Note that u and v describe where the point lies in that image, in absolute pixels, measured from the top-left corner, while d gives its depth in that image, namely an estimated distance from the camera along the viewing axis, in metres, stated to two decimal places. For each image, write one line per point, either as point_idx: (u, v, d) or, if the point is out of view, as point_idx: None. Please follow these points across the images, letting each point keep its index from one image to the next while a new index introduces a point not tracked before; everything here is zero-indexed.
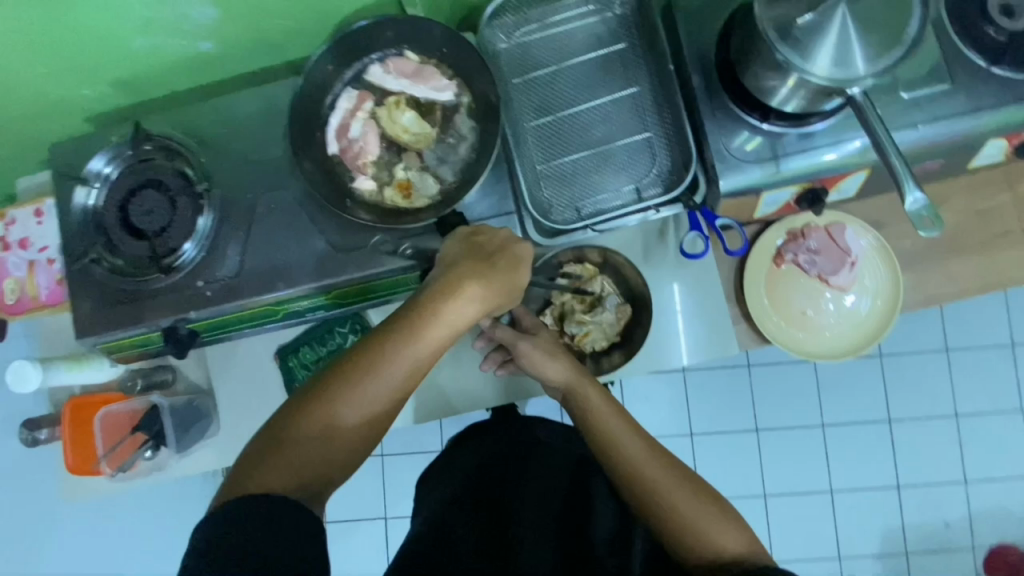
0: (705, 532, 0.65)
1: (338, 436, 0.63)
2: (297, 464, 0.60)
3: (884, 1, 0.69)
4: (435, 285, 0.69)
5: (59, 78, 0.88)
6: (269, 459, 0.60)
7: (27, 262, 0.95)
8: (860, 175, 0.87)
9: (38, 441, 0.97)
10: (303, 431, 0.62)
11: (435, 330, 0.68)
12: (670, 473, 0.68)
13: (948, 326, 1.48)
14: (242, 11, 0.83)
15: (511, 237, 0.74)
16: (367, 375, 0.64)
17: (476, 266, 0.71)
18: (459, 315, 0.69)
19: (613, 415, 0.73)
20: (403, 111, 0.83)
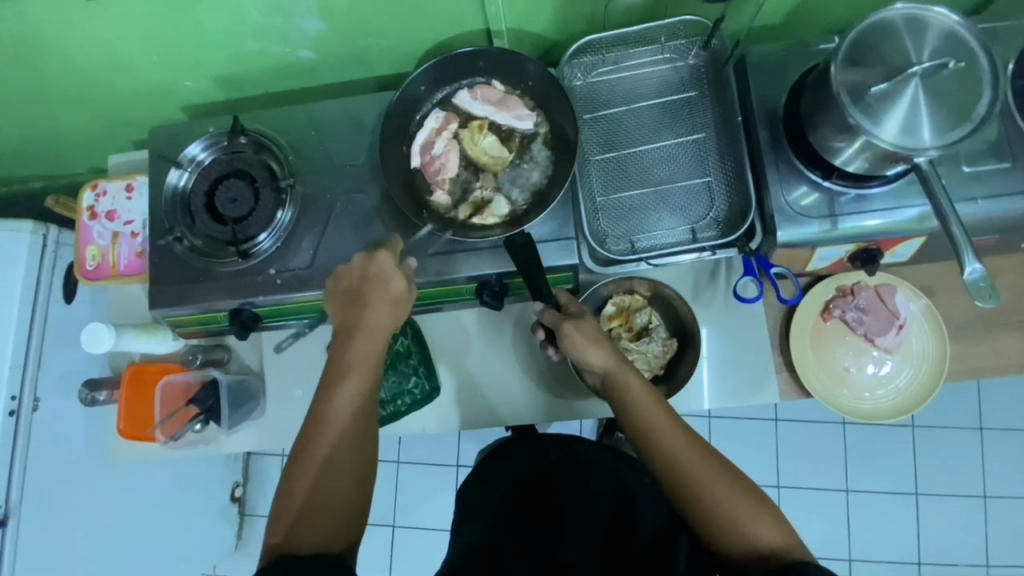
0: (741, 522, 0.64)
1: (322, 479, 0.69)
2: (309, 519, 0.66)
3: (955, 83, 0.73)
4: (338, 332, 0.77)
5: (169, 69, 0.96)
6: (288, 527, 0.66)
7: (111, 232, 1.02)
8: (916, 241, 0.89)
9: (96, 401, 1.07)
10: (299, 489, 0.68)
11: (360, 351, 0.75)
12: (706, 462, 0.68)
13: (984, 405, 1.45)
14: (345, 28, 0.90)
15: (358, 261, 0.80)
16: (324, 419, 0.72)
17: (352, 302, 0.78)
18: (370, 331, 0.76)
19: (650, 403, 0.72)
20: (484, 135, 0.89)
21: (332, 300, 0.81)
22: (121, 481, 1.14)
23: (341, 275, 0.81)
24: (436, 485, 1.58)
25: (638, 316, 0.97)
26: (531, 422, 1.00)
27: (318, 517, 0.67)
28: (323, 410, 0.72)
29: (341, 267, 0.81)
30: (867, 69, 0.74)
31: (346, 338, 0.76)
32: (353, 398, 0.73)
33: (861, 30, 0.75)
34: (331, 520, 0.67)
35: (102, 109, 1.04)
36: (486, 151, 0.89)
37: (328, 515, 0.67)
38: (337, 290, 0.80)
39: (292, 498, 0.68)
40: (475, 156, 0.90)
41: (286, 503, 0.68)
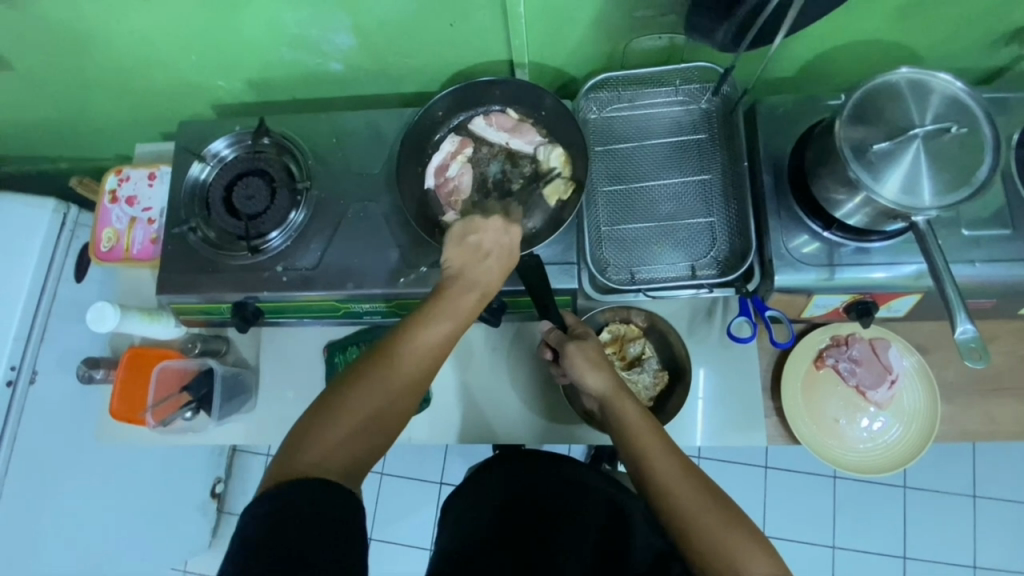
0: (734, 558, 0.60)
1: (376, 401, 0.64)
2: (351, 435, 0.63)
3: (957, 146, 0.75)
4: (450, 274, 0.74)
5: (203, 68, 1.00)
6: (325, 437, 0.62)
7: (129, 217, 1.05)
8: (911, 298, 0.90)
9: (91, 379, 1.07)
10: (348, 405, 0.64)
11: (462, 301, 0.72)
12: (699, 492, 0.65)
13: (978, 472, 1.43)
14: (376, 45, 0.94)
15: (500, 228, 0.76)
16: (403, 344, 0.67)
17: (472, 253, 0.74)
18: (478, 287, 0.73)
19: (645, 430, 0.70)
20: (554, 147, 0.92)
21: (449, 241, 0.76)
22: (105, 464, 1.15)
23: (471, 223, 0.76)
24: (418, 502, 1.56)
25: (632, 345, 0.98)
26: (522, 441, 1.00)
27: (355, 440, 0.63)
28: (409, 340, 0.67)
29: (475, 219, 0.76)
30: (869, 126, 0.77)
31: (454, 285, 0.73)
32: (440, 339, 0.69)
33: (867, 89, 0.78)
34: (367, 448, 0.64)
35: (134, 99, 1.08)
36: (552, 180, 0.91)
37: (366, 436, 0.64)
38: (461, 236, 0.76)
39: (342, 410, 0.63)
40: (542, 170, 0.92)
41: (328, 410, 0.63)
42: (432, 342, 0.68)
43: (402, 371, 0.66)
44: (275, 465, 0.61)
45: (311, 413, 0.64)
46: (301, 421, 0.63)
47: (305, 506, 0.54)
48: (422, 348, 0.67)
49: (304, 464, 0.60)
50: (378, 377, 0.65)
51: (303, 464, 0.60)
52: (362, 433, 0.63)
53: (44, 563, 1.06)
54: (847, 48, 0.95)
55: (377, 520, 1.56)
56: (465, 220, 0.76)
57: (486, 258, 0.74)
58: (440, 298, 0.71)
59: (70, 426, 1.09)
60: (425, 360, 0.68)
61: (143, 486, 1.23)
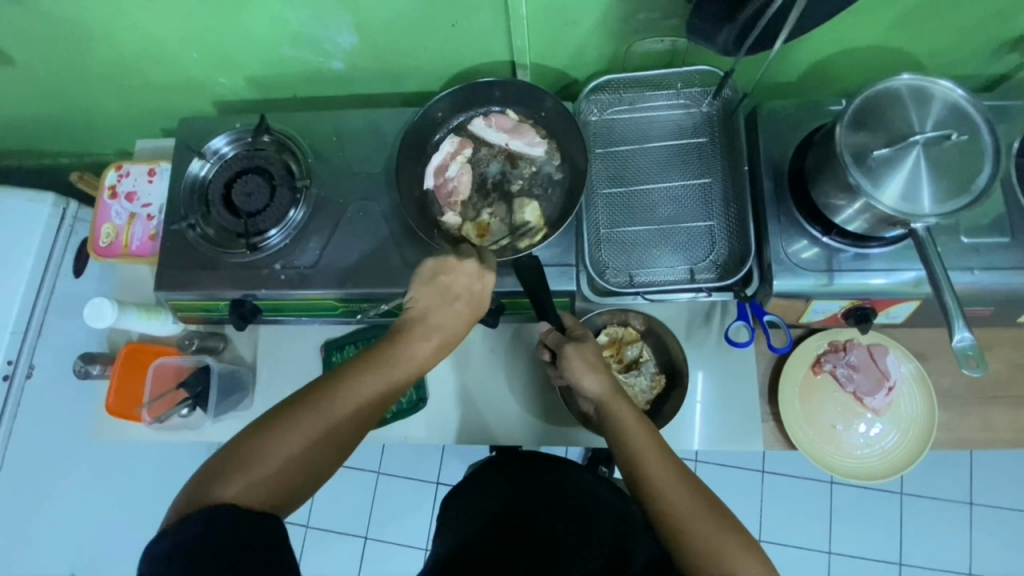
0: (728, 563, 0.60)
1: (302, 445, 0.63)
2: (267, 477, 0.61)
3: (957, 154, 0.75)
4: (410, 320, 0.74)
5: (204, 65, 1.00)
6: (241, 473, 0.60)
7: (129, 213, 1.04)
8: (909, 305, 0.90)
9: (89, 374, 1.05)
10: (272, 443, 0.62)
11: (417, 351, 0.72)
12: (693, 496, 0.65)
13: (975, 479, 1.43)
14: (378, 44, 0.94)
15: (475, 273, 0.75)
16: (346, 390, 0.66)
17: (438, 298, 0.74)
18: (438, 335, 0.73)
19: (641, 433, 0.71)
20: (529, 203, 0.90)
21: (419, 280, 0.75)
22: (101, 460, 1.15)
23: (445, 263, 0.75)
24: (414, 502, 1.56)
25: (630, 348, 0.98)
26: (519, 442, 1.00)
27: (276, 479, 0.62)
28: (351, 385, 0.67)
29: (452, 259, 0.75)
30: (870, 133, 0.77)
31: (411, 333, 0.72)
32: (381, 389, 0.68)
33: (868, 95, 0.78)
34: (282, 491, 0.62)
35: (135, 95, 1.08)
36: (523, 234, 0.90)
37: (280, 481, 0.62)
38: (431, 275, 0.75)
39: (265, 449, 0.62)
40: (516, 222, 0.90)
41: (253, 444, 0.62)
42: (374, 391, 0.68)
43: (336, 416, 0.65)
44: (190, 490, 0.59)
45: (235, 444, 0.62)
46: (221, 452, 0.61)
47: (214, 539, 0.53)
48: (366, 394, 0.67)
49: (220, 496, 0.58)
50: (315, 416, 0.64)
51: (219, 495, 0.58)
52: (281, 476, 0.62)
53: (40, 557, 1.06)
54: (848, 54, 0.95)
55: (373, 519, 1.56)
56: (442, 258, 0.75)
57: (450, 304, 0.74)
58: (395, 345, 0.71)
59: (66, 421, 1.09)
60: (367, 407, 0.67)
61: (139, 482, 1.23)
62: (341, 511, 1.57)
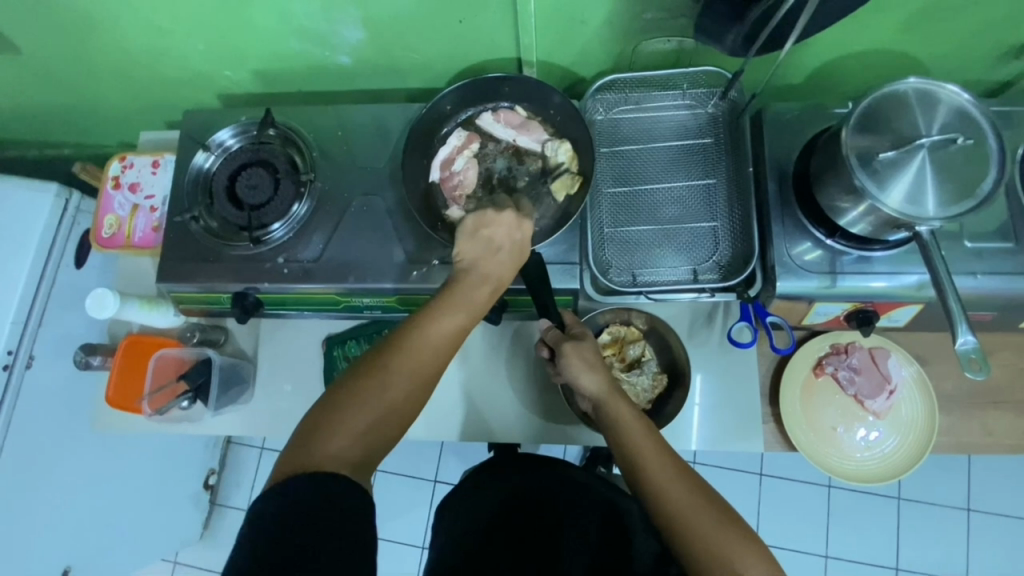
0: (729, 560, 0.59)
1: (393, 394, 0.63)
2: (367, 427, 0.61)
3: (963, 157, 0.75)
4: (462, 268, 0.73)
5: (210, 57, 1.00)
6: (340, 428, 0.60)
7: (131, 204, 1.04)
8: (912, 308, 0.90)
9: (90, 365, 1.06)
10: (363, 396, 0.62)
11: (475, 295, 0.71)
12: (694, 493, 0.64)
13: (973, 486, 1.43)
14: (385, 39, 0.94)
15: (513, 222, 0.74)
16: (419, 335, 0.66)
17: (484, 245, 0.74)
18: (492, 280, 0.73)
19: (640, 432, 0.70)
20: (564, 142, 0.93)
21: (462, 233, 0.75)
22: (99, 451, 1.14)
23: (483, 216, 0.75)
24: (411, 500, 1.56)
25: (632, 347, 0.98)
26: (518, 441, 1.00)
27: (374, 429, 0.61)
28: (426, 331, 0.66)
29: (489, 211, 0.75)
30: (875, 136, 0.77)
31: (466, 280, 0.72)
32: (453, 334, 0.68)
33: (873, 99, 0.78)
34: (381, 439, 0.62)
35: (140, 87, 1.08)
36: (559, 175, 0.91)
37: (382, 429, 0.62)
38: (474, 229, 0.75)
39: (353, 403, 0.61)
40: (550, 166, 0.92)
41: (342, 402, 0.61)
42: (447, 335, 0.67)
43: (419, 363, 0.65)
44: (289, 456, 0.58)
45: (323, 405, 0.61)
46: (313, 411, 0.61)
47: (300, 511, 0.52)
48: (438, 340, 0.66)
49: (325, 456, 0.58)
50: (397, 367, 0.63)
51: (324, 455, 0.58)
52: (379, 425, 0.62)
53: (37, 549, 1.06)
54: (853, 58, 0.95)
55: (369, 517, 1.56)
56: (479, 212, 0.75)
57: (499, 251, 0.74)
58: (454, 291, 0.70)
59: (65, 413, 1.09)
60: (441, 352, 0.67)
61: (137, 474, 1.23)
62: None
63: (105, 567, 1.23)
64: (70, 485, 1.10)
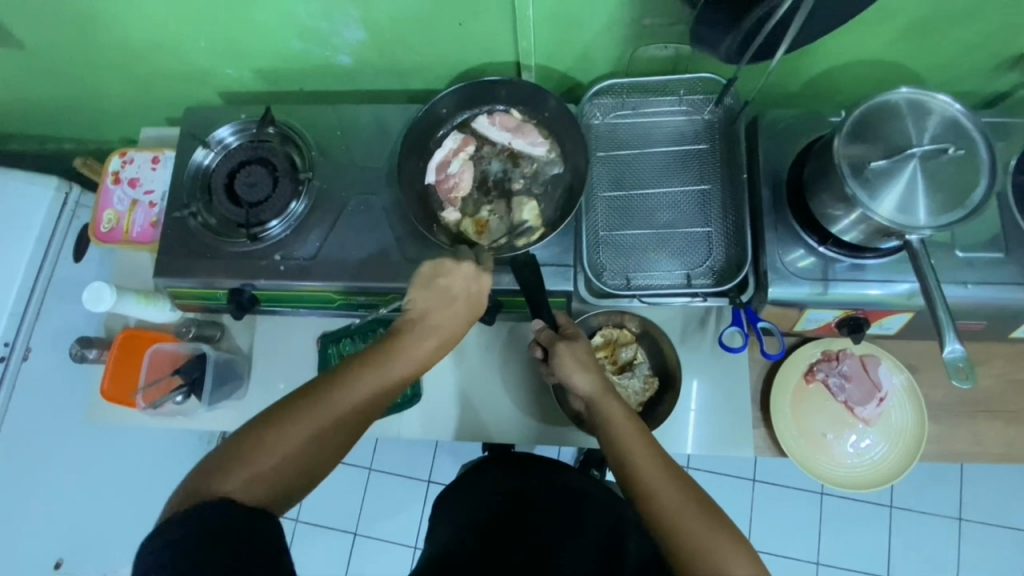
0: (716, 560, 0.60)
1: (306, 440, 0.63)
2: (273, 469, 0.61)
3: (953, 168, 0.76)
4: (412, 319, 0.75)
5: (212, 55, 1.01)
6: (244, 467, 0.60)
7: (131, 199, 1.05)
8: (903, 316, 0.91)
9: (85, 359, 1.06)
10: (274, 439, 0.62)
11: (418, 348, 0.72)
12: (682, 494, 0.65)
13: (964, 495, 1.44)
14: (385, 40, 0.95)
15: (472, 275, 0.77)
16: (348, 386, 0.66)
17: (439, 300, 0.76)
18: (436, 334, 0.74)
19: (631, 432, 0.71)
20: (527, 202, 0.91)
21: (420, 282, 0.77)
22: (92, 444, 1.15)
23: (441, 265, 0.77)
24: (404, 500, 1.56)
25: (624, 350, 0.99)
26: (510, 441, 1.00)
27: (278, 472, 0.62)
28: (355, 382, 0.67)
29: (448, 262, 0.77)
30: (867, 144, 0.78)
31: (411, 332, 0.73)
32: (383, 386, 0.69)
33: (866, 107, 0.79)
34: (285, 484, 0.62)
35: (141, 83, 1.09)
36: (519, 236, 0.90)
37: (285, 475, 0.62)
38: (430, 278, 0.76)
39: (264, 444, 0.62)
40: (513, 224, 0.91)
41: (254, 441, 0.62)
42: (375, 388, 0.68)
43: (339, 413, 0.65)
44: (191, 482, 0.59)
45: (238, 438, 0.62)
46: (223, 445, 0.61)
47: (204, 534, 0.53)
48: (366, 390, 0.67)
49: (223, 489, 0.58)
50: (317, 408, 0.64)
51: (228, 487, 0.58)
52: (285, 470, 0.62)
53: (29, 540, 1.06)
54: (849, 67, 0.96)
55: (362, 516, 1.56)
56: (439, 261, 0.77)
57: (451, 303, 0.76)
58: (396, 343, 0.72)
59: (59, 406, 1.10)
60: (367, 403, 0.67)
61: (129, 468, 1.23)
62: (331, 506, 1.57)
63: None
64: (61, 479, 1.10)
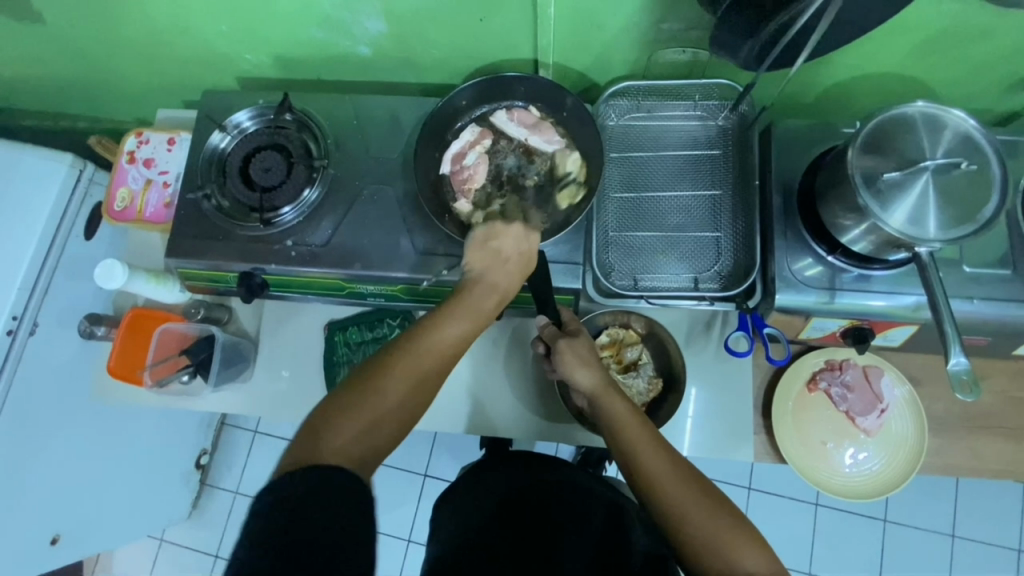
0: (724, 553, 0.61)
1: (398, 393, 0.65)
2: (373, 423, 0.63)
3: (965, 183, 0.77)
4: (469, 277, 0.78)
5: (232, 40, 1.02)
6: (344, 424, 0.61)
7: (145, 178, 1.06)
8: (907, 329, 0.92)
9: (93, 335, 1.10)
10: (370, 394, 0.64)
11: (483, 303, 0.75)
12: (690, 486, 0.65)
13: (959, 513, 1.44)
14: (405, 33, 0.95)
15: (522, 237, 0.79)
16: (425, 338, 0.69)
17: (492, 259, 0.78)
18: (499, 289, 0.77)
19: (634, 425, 0.72)
20: (571, 153, 0.94)
21: (471, 247, 0.80)
22: (95, 421, 1.16)
23: (492, 229, 0.80)
24: (401, 493, 1.57)
25: (630, 350, 0.99)
26: (509, 436, 1.01)
27: (380, 426, 0.63)
28: (432, 334, 0.70)
29: (498, 225, 0.80)
30: (880, 156, 0.78)
31: (473, 286, 0.76)
32: (458, 338, 0.71)
33: (880, 119, 0.80)
34: (383, 438, 0.63)
35: (160, 65, 1.10)
36: (565, 186, 0.93)
37: (386, 426, 0.64)
38: (482, 241, 0.80)
39: (359, 401, 0.63)
40: (556, 177, 0.94)
41: (348, 398, 0.64)
42: (451, 339, 0.71)
43: (425, 367, 0.68)
44: (293, 451, 0.60)
45: (333, 400, 0.64)
46: (324, 406, 0.63)
47: (303, 496, 0.53)
48: (442, 344, 0.70)
49: (330, 448, 0.59)
50: (404, 362, 0.67)
51: (334, 445, 0.59)
52: (383, 423, 0.64)
53: (29, 515, 1.06)
54: (863, 80, 0.97)
55: None
56: (489, 226, 0.81)
57: (506, 262, 0.79)
58: (460, 298, 0.75)
59: (64, 382, 1.10)
60: (446, 356, 0.70)
61: (128, 447, 1.24)
62: None
63: (94, 538, 1.23)
64: (64, 454, 1.11)
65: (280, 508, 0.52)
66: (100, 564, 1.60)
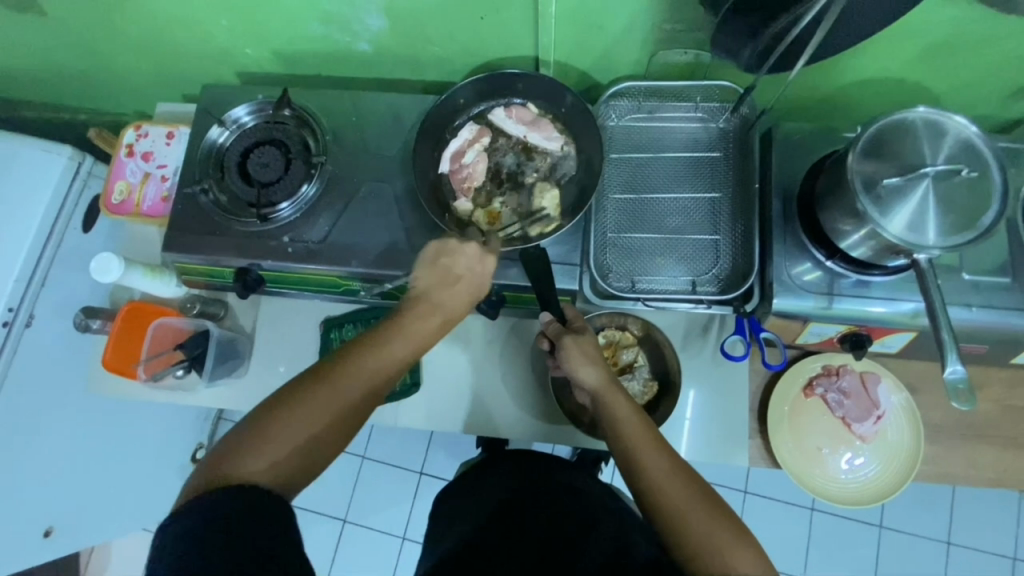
0: (723, 557, 0.60)
1: (316, 423, 0.63)
2: (287, 453, 0.61)
3: (965, 190, 0.76)
4: (416, 296, 0.74)
5: (232, 34, 1.01)
6: (258, 451, 0.60)
7: (143, 172, 1.05)
8: (905, 335, 0.91)
9: (89, 329, 1.08)
10: (287, 420, 0.62)
11: (422, 327, 0.72)
12: (691, 489, 0.65)
13: (955, 520, 1.44)
14: (406, 30, 0.95)
15: (472, 259, 0.75)
16: (356, 364, 0.66)
17: (441, 282, 0.74)
18: (441, 312, 0.73)
19: (637, 425, 0.71)
20: (550, 188, 0.92)
21: (421, 261, 0.76)
22: (91, 415, 1.16)
23: (446, 246, 0.76)
24: (395, 491, 1.57)
25: (626, 352, 0.99)
26: (506, 436, 1.01)
27: (294, 456, 0.62)
28: (365, 360, 0.67)
29: (453, 241, 0.76)
30: (881, 162, 0.78)
31: (417, 307, 0.73)
32: (389, 366, 0.68)
33: (882, 124, 0.79)
34: (297, 467, 0.62)
35: (160, 58, 1.10)
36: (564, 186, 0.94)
37: (301, 456, 0.62)
38: (434, 256, 0.76)
39: (273, 427, 0.61)
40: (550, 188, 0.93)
41: (265, 423, 0.61)
42: (381, 368, 0.68)
43: (349, 396, 0.65)
44: (208, 468, 0.59)
45: (251, 422, 0.62)
46: (241, 428, 0.62)
47: (214, 520, 0.53)
48: (374, 371, 0.67)
49: (241, 472, 0.59)
50: (329, 389, 0.64)
51: (245, 472, 0.59)
52: (298, 452, 0.62)
53: (22, 506, 1.07)
54: (865, 84, 0.96)
55: (352, 504, 1.57)
56: (443, 240, 0.76)
57: (454, 283, 0.75)
58: (403, 320, 0.71)
59: (59, 375, 1.10)
60: (374, 384, 0.67)
61: (123, 441, 1.24)
62: (322, 493, 1.58)
63: (87, 531, 1.23)
64: (58, 446, 1.11)
65: (189, 531, 0.52)
66: (94, 556, 1.61)
